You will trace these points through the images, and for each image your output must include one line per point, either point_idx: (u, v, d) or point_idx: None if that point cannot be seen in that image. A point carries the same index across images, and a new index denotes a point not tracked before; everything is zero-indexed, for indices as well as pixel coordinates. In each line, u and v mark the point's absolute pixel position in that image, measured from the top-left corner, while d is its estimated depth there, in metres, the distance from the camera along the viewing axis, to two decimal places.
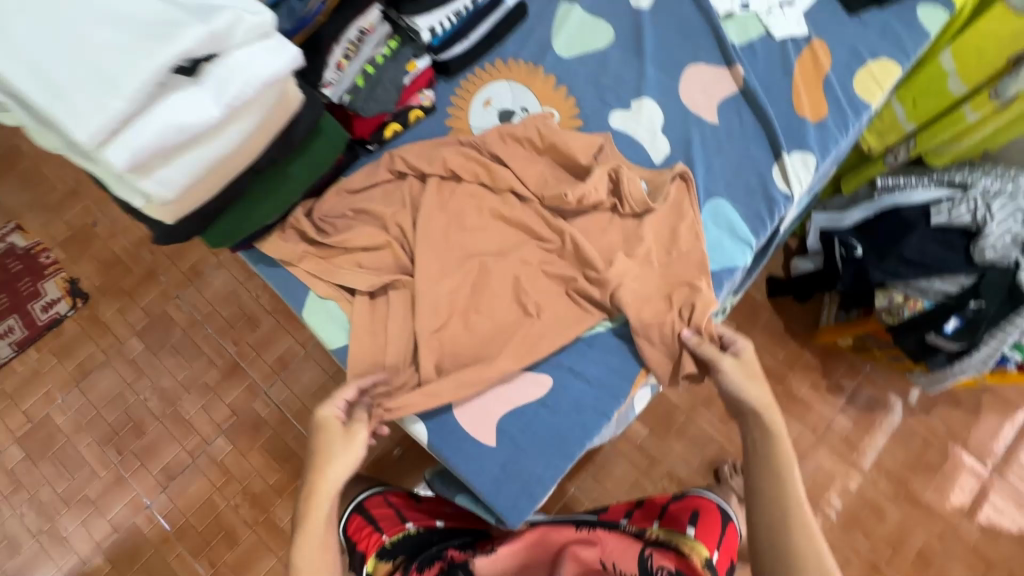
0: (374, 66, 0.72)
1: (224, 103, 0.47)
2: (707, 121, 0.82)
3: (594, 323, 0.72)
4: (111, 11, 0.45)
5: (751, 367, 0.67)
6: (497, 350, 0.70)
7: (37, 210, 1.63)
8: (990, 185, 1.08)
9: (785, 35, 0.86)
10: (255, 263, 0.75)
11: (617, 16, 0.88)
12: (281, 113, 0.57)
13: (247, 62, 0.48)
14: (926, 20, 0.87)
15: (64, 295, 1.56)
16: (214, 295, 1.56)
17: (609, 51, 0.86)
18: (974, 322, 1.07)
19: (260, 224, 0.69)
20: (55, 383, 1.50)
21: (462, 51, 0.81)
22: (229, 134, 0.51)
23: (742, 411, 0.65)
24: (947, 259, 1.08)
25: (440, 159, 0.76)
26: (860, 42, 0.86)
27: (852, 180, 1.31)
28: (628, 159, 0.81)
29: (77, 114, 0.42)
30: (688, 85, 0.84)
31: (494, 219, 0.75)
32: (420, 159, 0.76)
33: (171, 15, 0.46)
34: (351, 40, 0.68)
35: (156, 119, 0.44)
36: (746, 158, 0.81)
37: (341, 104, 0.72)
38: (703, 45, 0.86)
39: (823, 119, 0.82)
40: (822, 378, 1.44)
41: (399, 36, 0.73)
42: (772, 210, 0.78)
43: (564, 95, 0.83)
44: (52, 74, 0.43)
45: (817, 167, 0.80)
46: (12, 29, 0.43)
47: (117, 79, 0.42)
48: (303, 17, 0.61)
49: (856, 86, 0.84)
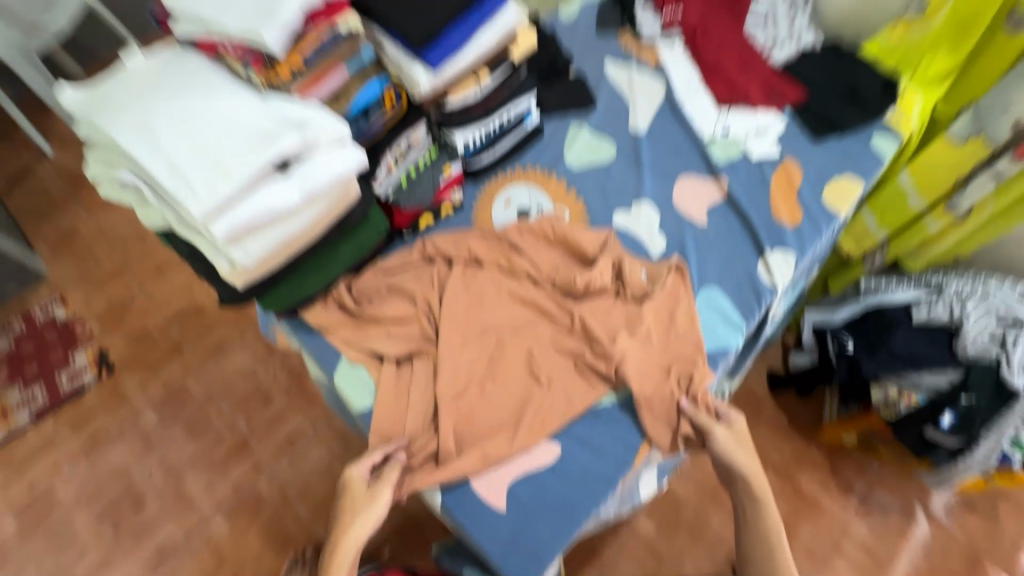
0: (416, 170, 0.86)
1: (304, 193, 0.60)
2: (698, 223, 0.95)
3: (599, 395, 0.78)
4: (233, 122, 0.59)
5: (742, 436, 0.76)
6: (510, 416, 0.76)
7: (82, 285, 1.76)
8: (962, 287, 1.16)
9: (761, 156, 1.02)
10: (296, 330, 0.83)
11: (618, 137, 1.05)
12: (344, 203, 0.69)
13: (326, 163, 0.61)
14: (881, 147, 1.03)
15: (91, 365, 1.63)
16: (233, 371, 1.62)
17: (612, 164, 1.02)
18: (967, 417, 1.12)
19: (306, 294, 0.78)
20: (65, 453, 1.51)
21: (488, 160, 0.96)
22: (303, 217, 0.63)
23: (733, 477, 0.75)
24: (932, 354, 1.14)
25: (466, 246, 0.88)
26: (826, 163, 1.01)
27: (839, 281, 1.41)
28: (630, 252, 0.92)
29: (196, 196, 0.54)
30: (680, 193, 0.98)
31: (511, 299, 0.84)
32: (448, 245, 0.88)
33: (276, 127, 0.60)
34: (400, 147, 0.79)
35: (253, 204, 0.56)
36: (734, 254, 0.92)
37: (386, 199, 0.85)
38: (691, 162, 1.02)
39: (799, 224, 0.95)
40: (831, 477, 1.42)
41: (438, 147, 0.88)
42: (759, 299, 0.88)
43: (574, 198, 0.97)
44: (180, 164, 0.55)
45: (797, 264, 0.91)
46: (159, 131, 0.56)
47: (231, 173, 0.55)
48: (366, 132, 0.74)
49: (825, 197, 0.98)
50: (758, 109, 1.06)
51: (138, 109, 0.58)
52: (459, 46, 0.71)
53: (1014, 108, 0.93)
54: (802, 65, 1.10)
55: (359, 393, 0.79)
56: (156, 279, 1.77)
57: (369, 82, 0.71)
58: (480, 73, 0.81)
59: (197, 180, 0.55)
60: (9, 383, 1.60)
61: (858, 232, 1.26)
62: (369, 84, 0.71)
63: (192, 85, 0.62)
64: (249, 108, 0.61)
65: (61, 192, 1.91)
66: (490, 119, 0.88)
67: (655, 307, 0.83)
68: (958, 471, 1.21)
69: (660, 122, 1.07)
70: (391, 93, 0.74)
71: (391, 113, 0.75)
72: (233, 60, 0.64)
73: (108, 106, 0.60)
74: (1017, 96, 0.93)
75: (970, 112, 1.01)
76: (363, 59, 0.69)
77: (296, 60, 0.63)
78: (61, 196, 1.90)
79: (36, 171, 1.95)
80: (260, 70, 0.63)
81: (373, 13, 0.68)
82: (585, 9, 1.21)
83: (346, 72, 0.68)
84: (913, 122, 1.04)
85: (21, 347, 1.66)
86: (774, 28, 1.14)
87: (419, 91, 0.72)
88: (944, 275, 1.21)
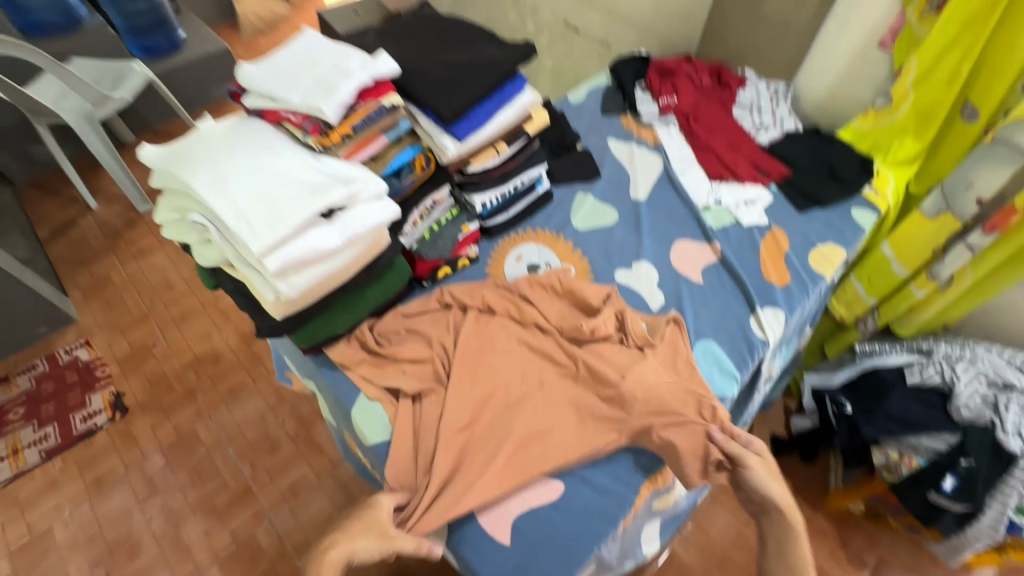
0: (438, 226, 0.97)
1: (345, 237, 0.69)
2: (694, 281, 1.03)
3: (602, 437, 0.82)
4: (291, 176, 0.69)
5: (772, 468, 0.78)
6: (522, 452, 0.79)
7: (107, 330, 1.84)
8: (950, 351, 1.23)
9: (752, 224, 1.11)
10: (319, 367, 0.90)
11: (620, 204, 1.16)
12: (376, 249, 0.78)
13: (366, 213, 0.71)
14: (860, 219, 1.13)
15: (105, 408, 1.67)
16: (244, 417, 1.65)
17: (614, 227, 1.12)
18: (969, 481, 1.11)
19: (334, 332, 0.85)
20: (68, 495, 1.52)
21: (502, 221, 1.07)
22: (341, 258, 0.71)
23: (768, 508, 0.76)
24: (929, 416, 1.17)
25: (481, 295, 0.95)
26: (810, 231, 1.11)
27: (835, 345, 1.46)
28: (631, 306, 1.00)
29: (256, 235, 0.63)
30: (677, 254, 1.07)
31: (519, 345, 0.90)
32: (463, 293, 0.95)
33: (326, 181, 0.70)
34: (425, 206, 0.91)
35: (302, 243, 0.65)
36: (728, 310, 0.99)
37: (411, 250, 0.95)
38: (687, 227, 1.12)
39: (787, 284, 1.03)
40: (841, 549, 1.39)
41: (458, 208, 0.99)
42: (752, 352, 0.94)
43: (579, 256, 1.06)
44: (245, 208, 0.65)
45: (787, 320, 0.98)
46: (229, 181, 0.67)
47: (286, 217, 0.65)
48: (397, 190, 0.84)
49: (811, 261, 1.06)
50: (747, 184, 1.17)
51: (211, 163, 0.69)
52: (481, 122, 0.83)
53: (973, 187, 1.04)
54: (785, 147, 1.23)
55: (374, 427, 0.84)
56: (178, 326, 1.85)
57: (403, 148, 0.83)
58: (499, 145, 0.92)
59: (258, 222, 0.64)
60: (24, 423, 1.63)
61: (849, 298, 1.34)
62: (404, 149, 0.83)
63: (256, 145, 0.73)
64: (303, 166, 0.71)
65: (99, 242, 2.04)
66: (506, 184, 0.99)
67: (657, 355, 0.88)
68: (964, 540, 1.19)
69: (658, 192, 1.18)
70: (422, 158, 0.85)
71: (420, 175, 0.86)
72: (294, 126, 0.75)
73: (185, 160, 0.70)
74: (978, 175, 1.03)
75: (938, 191, 1.11)
76: (400, 128, 0.80)
77: (346, 127, 0.74)
78: (99, 247, 2.03)
79: (79, 223, 2.09)
80: (317, 135, 0.74)
81: (410, 93, 0.81)
82: (592, 95, 1.37)
83: (386, 140, 0.80)
84: (889, 198, 1.14)
85: (41, 387, 1.71)
86: (759, 114, 1.28)
87: (446, 155, 0.83)
88: (934, 341, 1.29)
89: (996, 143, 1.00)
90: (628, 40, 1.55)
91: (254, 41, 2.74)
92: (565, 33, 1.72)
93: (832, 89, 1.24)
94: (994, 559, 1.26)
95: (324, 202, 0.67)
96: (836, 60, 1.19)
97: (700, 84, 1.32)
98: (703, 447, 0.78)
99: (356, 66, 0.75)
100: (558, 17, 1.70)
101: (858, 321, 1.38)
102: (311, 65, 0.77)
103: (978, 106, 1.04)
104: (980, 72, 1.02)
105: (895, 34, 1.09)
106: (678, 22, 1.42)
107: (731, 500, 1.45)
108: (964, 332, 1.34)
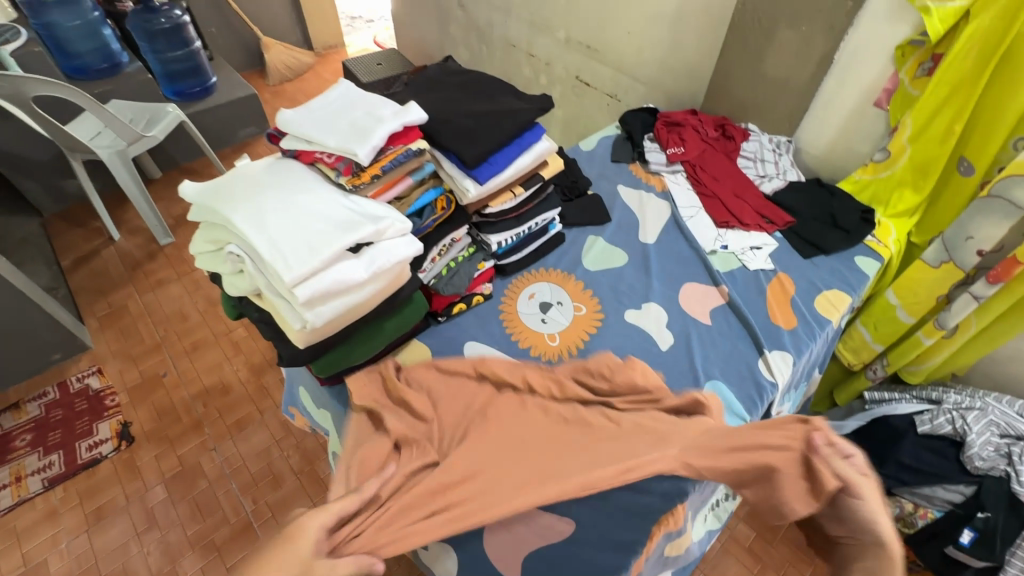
0: (455, 263, 1.00)
1: (370, 270, 0.73)
2: (702, 322, 1.06)
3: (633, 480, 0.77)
4: (323, 212, 0.74)
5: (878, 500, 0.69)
6: (584, 471, 0.75)
7: (119, 358, 1.86)
8: (960, 400, 1.22)
9: (758, 268, 1.15)
10: (335, 397, 0.92)
11: (629, 247, 1.20)
12: (396, 283, 0.82)
13: (391, 249, 0.75)
14: (865, 265, 1.16)
15: (112, 437, 1.67)
16: (249, 450, 1.65)
17: (624, 268, 1.15)
18: (988, 534, 1.08)
19: (352, 363, 0.87)
20: (67, 526, 1.50)
21: (516, 260, 1.11)
22: (365, 290, 0.75)
23: (863, 539, 0.66)
24: (942, 466, 1.16)
25: (521, 375, 0.91)
26: (815, 277, 1.14)
27: (845, 393, 1.46)
28: (641, 345, 1.01)
29: (289, 265, 0.67)
30: (686, 296, 1.10)
31: (559, 424, 0.84)
32: (505, 372, 0.91)
33: (355, 217, 0.74)
34: (444, 244, 0.95)
35: (331, 274, 0.69)
36: (736, 352, 1.01)
37: (428, 285, 0.97)
38: (695, 270, 1.15)
39: (794, 327, 1.05)
40: None
41: (475, 246, 1.03)
42: (761, 393, 0.95)
43: (590, 295, 1.09)
44: (280, 240, 0.69)
45: (795, 363, 0.99)
46: (266, 215, 0.71)
47: (318, 250, 0.69)
48: (418, 228, 0.88)
49: (817, 306, 1.09)
50: (752, 230, 1.22)
51: (250, 198, 0.73)
52: (501, 166, 0.88)
53: (973, 239, 1.07)
54: (788, 196, 1.28)
55: None
56: (190, 356, 1.87)
57: (426, 189, 0.88)
58: (516, 189, 0.97)
59: (291, 254, 0.68)
60: (30, 450, 1.63)
61: (856, 344, 1.36)
62: (427, 191, 0.88)
63: (290, 183, 0.78)
64: (334, 203, 0.76)
65: (119, 272, 2.10)
66: (522, 225, 1.03)
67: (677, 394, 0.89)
68: None
69: (666, 236, 1.22)
70: (443, 199, 0.91)
71: (441, 214, 0.91)
72: (327, 167, 0.80)
73: (224, 195, 0.75)
74: (977, 228, 1.06)
75: (939, 241, 1.13)
76: (425, 170, 0.86)
77: (376, 169, 0.80)
78: (119, 277, 2.09)
79: (101, 253, 2.15)
80: (349, 176, 0.79)
81: (436, 139, 0.86)
82: (602, 143, 1.45)
83: (411, 181, 0.85)
84: (890, 246, 1.18)
85: (50, 414, 1.71)
86: (762, 165, 1.33)
87: (467, 197, 0.87)
88: (943, 389, 1.30)
89: (992, 197, 1.03)
90: (636, 95, 1.65)
91: (281, 88, 2.90)
92: (576, 86, 1.82)
93: (832, 142, 1.31)
94: None
95: (353, 237, 0.71)
96: (835, 114, 1.27)
97: (706, 135, 1.39)
98: (803, 452, 0.73)
99: (389, 114, 0.81)
100: (569, 72, 1.81)
101: (867, 368, 1.38)
102: (347, 112, 0.84)
103: (972, 161, 1.08)
104: (973, 131, 1.07)
105: (890, 94, 1.16)
106: (683, 79, 1.51)
107: (742, 551, 1.41)
108: (974, 382, 1.35)
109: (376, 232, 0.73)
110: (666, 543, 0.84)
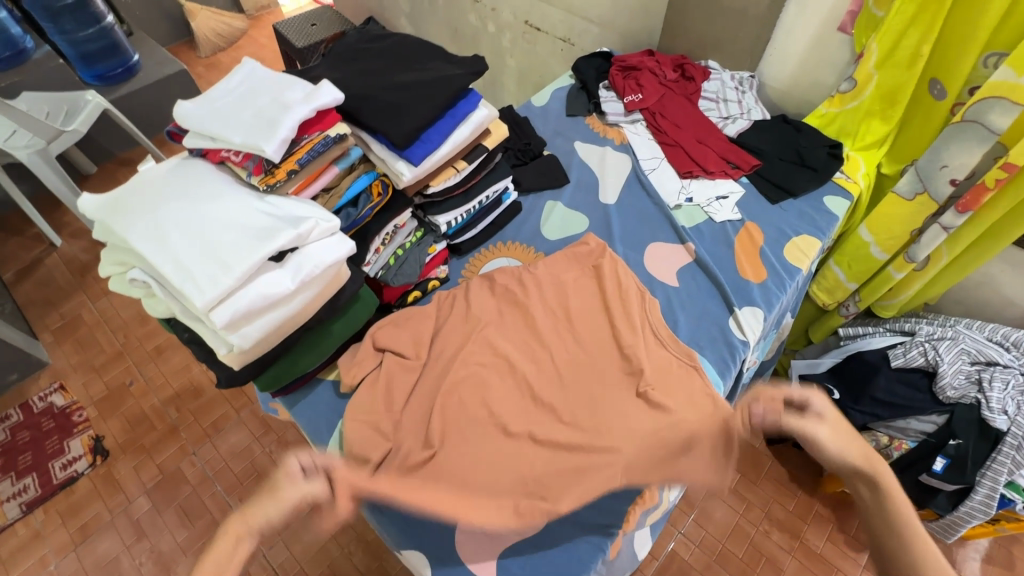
0: (403, 250, 0.93)
1: (297, 279, 0.67)
2: (670, 284, 1.01)
3: (598, 394, 0.84)
4: (234, 221, 0.66)
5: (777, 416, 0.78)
6: (538, 415, 0.81)
7: (81, 371, 1.78)
8: (932, 331, 1.22)
9: (725, 219, 1.10)
10: (291, 406, 0.86)
11: (590, 210, 1.13)
12: (332, 286, 0.74)
13: (318, 251, 0.69)
14: (833, 206, 1.11)
15: (85, 453, 1.61)
16: (229, 450, 1.62)
17: (586, 234, 1.09)
18: (959, 460, 1.10)
19: (301, 372, 0.81)
20: (53, 547, 1.47)
21: (471, 237, 1.04)
22: (297, 301, 0.69)
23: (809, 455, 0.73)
24: (915, 398, 1.17)
25: (584, 392, 0.84)
26: (784, 223, 1.10)
27: (818, 330, 1.47)
28: (643, 280, 1.02)
29: (200, 289, 0.60)
30: (652, 257, 1.06)
31: (604, 390, 0.84)
32: (554, 395, 0.83)
33: (274, 224, 0.67)
34: (387, 233, 0.87)
35: (252, 291, 0.63)
36: (706, 311, 0.98)
37: (376, 278, 0.91)
38: (661, 229, 1.10)
39: (764, 280, 1.02)
40: (840, 532, 1.38)
41: (423, 229, 0.96)
42: (733, 354, 0.93)
43: (532, 251, 1.06)
44: (186, 261, 0.62)
45: (766, 317, 0.97)
46: (167, 231, 0.64)
47: (231, 265, 0.62)
48: (355, 219, 0.81)
49: (786, 254, 1.05)
50: (717, 179, 1.16)
51: (148, 212, 0.65)
52: (436, 144, 0.80)
53: (948, 167, 1.01)
54: (754, 136, 1.21)
55: None
56: (156, 361, 1.79)
57: (358, 176, 0.80)
58: (458, 163, 0.89)
59: (201, 277, 0.61)
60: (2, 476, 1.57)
61: (830, 284, 1.32)
62: (358, 177, 0.80)
63: (193, 186, 0.69)
64: (247, 207, 0.68)
65: (67, 280, 1.97)
66: (471, 200, 0.96)
67: (674, 365, 0.88)
68: (958, 518, 1.17)
69: (628, 194, 1.16)
70: (378, 184, 0.83)
71: (378, 201, 0.83)
72: (235, 166, 0.72)
73: (120, 209, 0.66)
74: (951, 155, 1.00)
75: (912, 171, 1.07)
76: (351, 156, 0.78)
77: (291, 163, 0.71)
78: (67, 285, 1.96)
79: (44, 262, 2.01)
80: (259, 175, 0.71)
81: (358, 119, 0.78)
82: (555, 96, 1.35)
83: (337, 170, 0.77)
84: (860, 182, 1.13)
85: (16, 437, 1.64)
86: (725, 105, 1.25)
87: (401, 181, 0.79)
88: (915, 320, 1.31)
89: (965, 122, 0.96)
90: (590, 37, 1.52)
91: (215, 59, 2.67)
92: (526, 32, 1.68)
93: (795, 76, 1.24)
94: (988, 531, 1.26)
95: (271, 247, 0.64)
96: (797, 44, 1.18)
97: (665, 78, 1.29)
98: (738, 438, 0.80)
99: (299, 99, 0.72)
100: (517, 17, 1.66)
101: (841, 307, 1.37)
102: (250, 100, 0.74)
103: (946, 83, 1.01)
104: (944, 50, 0.99)
105: (855, 17, 1.07)
106: (639, 17, 1.38)
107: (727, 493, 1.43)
108: (944, 310, 1.37)
109: (297, 236, 0.66)
110: (633, 534, 0.82)
